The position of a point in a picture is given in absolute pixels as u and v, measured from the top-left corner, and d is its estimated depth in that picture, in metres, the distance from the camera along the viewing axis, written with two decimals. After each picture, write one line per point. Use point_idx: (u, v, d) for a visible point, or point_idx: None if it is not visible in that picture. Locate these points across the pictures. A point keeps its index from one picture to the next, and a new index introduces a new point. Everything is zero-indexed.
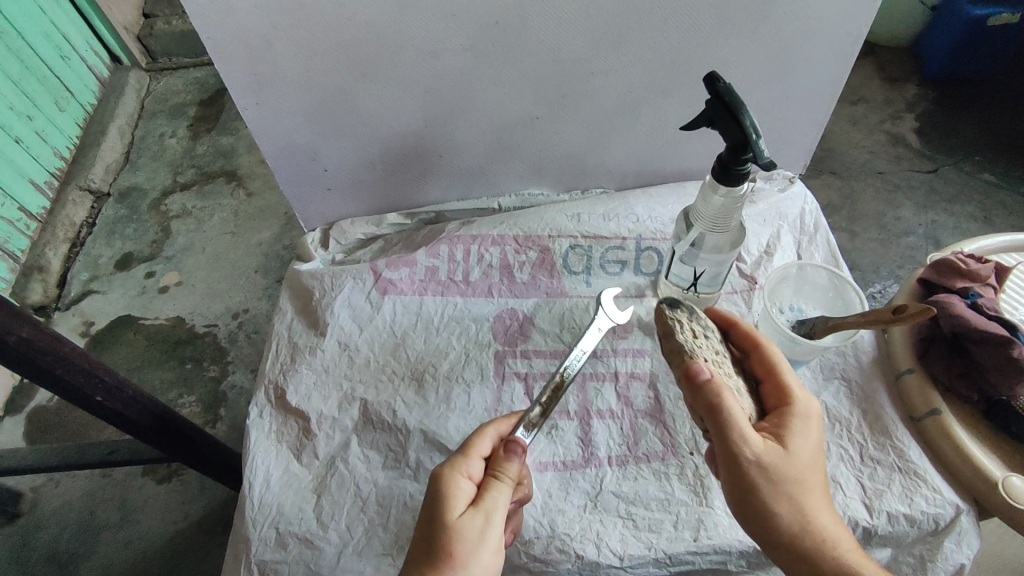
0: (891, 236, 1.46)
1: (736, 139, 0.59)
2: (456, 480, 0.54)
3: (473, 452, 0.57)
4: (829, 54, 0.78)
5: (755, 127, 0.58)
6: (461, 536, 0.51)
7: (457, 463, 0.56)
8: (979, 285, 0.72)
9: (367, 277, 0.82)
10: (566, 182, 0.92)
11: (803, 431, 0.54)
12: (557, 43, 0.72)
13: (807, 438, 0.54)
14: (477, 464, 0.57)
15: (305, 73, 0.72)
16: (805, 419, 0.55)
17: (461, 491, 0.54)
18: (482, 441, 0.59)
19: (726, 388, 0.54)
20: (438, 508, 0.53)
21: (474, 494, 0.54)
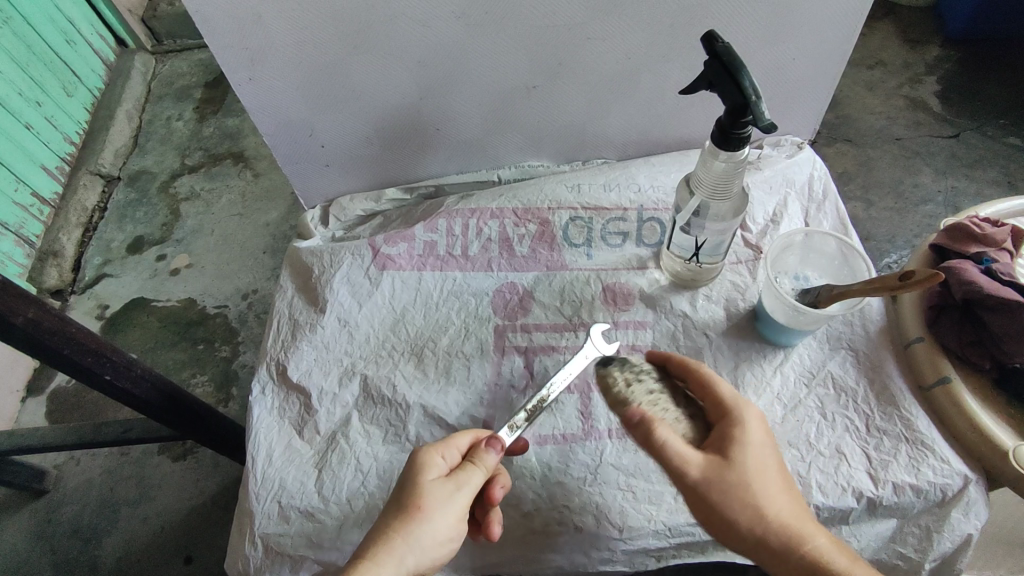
0: (909, 204, 1.41)
1: (735, 101, 0.57)
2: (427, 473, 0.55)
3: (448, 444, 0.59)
4: (838, 12, 0.75)
5: (755, 88, 0.56)
6: (428, 501, 0.53)
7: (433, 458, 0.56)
8: (993, 250, 0.70)
9: (366, 253, 0.82)
10: (566, 153, 0.91)
11: (755, 448, 0.56)
12: (550, 8, 0.70)
13: (764, 456, 0.57)
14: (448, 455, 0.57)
15: (295, 47, 0.71)
16: (756, 435, 0.57)
17: (433, 463, 0.56)
18: (464, 432, 0.60)
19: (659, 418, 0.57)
20: (410, 475, 0.55)
21: (448, 471, 0.57)
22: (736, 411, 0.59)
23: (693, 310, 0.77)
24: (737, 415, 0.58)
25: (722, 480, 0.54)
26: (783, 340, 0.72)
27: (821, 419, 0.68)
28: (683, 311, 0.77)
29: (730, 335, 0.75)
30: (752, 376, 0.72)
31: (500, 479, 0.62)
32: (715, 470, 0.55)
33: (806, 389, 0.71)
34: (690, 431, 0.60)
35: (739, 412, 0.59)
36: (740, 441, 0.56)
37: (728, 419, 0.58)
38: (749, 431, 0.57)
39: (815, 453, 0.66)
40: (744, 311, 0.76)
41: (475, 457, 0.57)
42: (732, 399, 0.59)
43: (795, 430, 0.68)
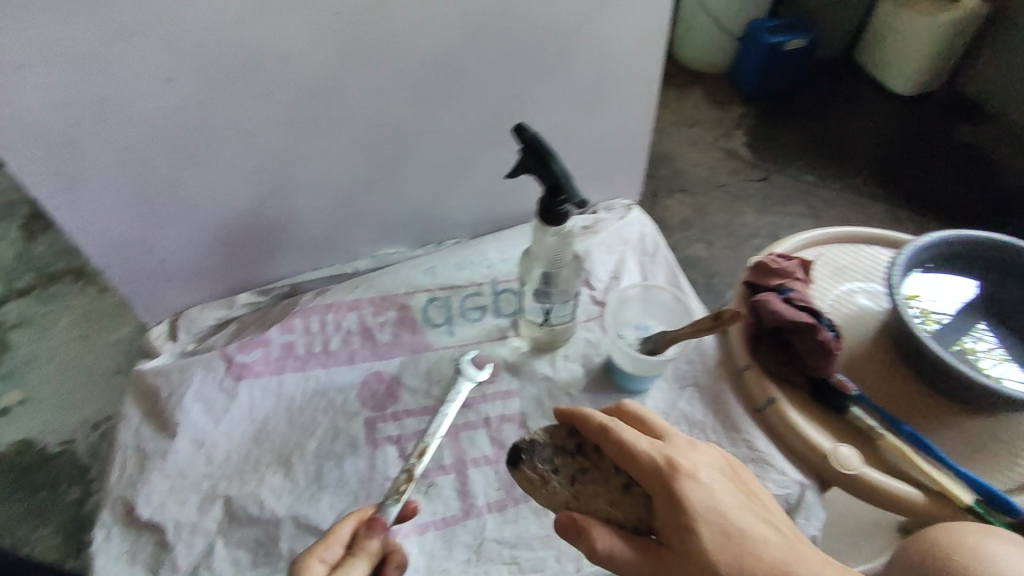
0: (740, 240, 1.60)
1: (548, 183, 0.64)
2: None
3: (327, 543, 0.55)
4: (632, 92, 0.87)
5: (563, 170, 0.63)
6: None
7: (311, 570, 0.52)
8: (791, 280, 0.81)
9: (218, 365, 0.77)
10: (419, 238, 0.94)
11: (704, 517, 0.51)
12: (376, 111, 0.75)
13: (705, 521, 0.51)
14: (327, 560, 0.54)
15: (116, 167, 0.69)
16: (702, 494, 0.52)
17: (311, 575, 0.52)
18: (344, 523, 0.56)
19: (584, 522, 0.53)
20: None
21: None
22: (676, 473, 0.52)
23: (553, 372, 0.81)
24: (676, 472, 0.53)
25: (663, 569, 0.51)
26: (634, 387, 0.79)
27: None
28: (545, 374, 0.81)
29: (590, 389, 0.80)
30: None
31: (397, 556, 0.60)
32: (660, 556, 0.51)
33: None
34: (633, 503, 0.55)
35: (681, 469, 0.53)
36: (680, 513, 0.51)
37: (664, 490, 0.52)
38: (693, 496, 0.51)
39: None
40: (599, 365, 0.82)
41: (358, 552, 0.54)
42: (669, 458, 0.53)
43: None
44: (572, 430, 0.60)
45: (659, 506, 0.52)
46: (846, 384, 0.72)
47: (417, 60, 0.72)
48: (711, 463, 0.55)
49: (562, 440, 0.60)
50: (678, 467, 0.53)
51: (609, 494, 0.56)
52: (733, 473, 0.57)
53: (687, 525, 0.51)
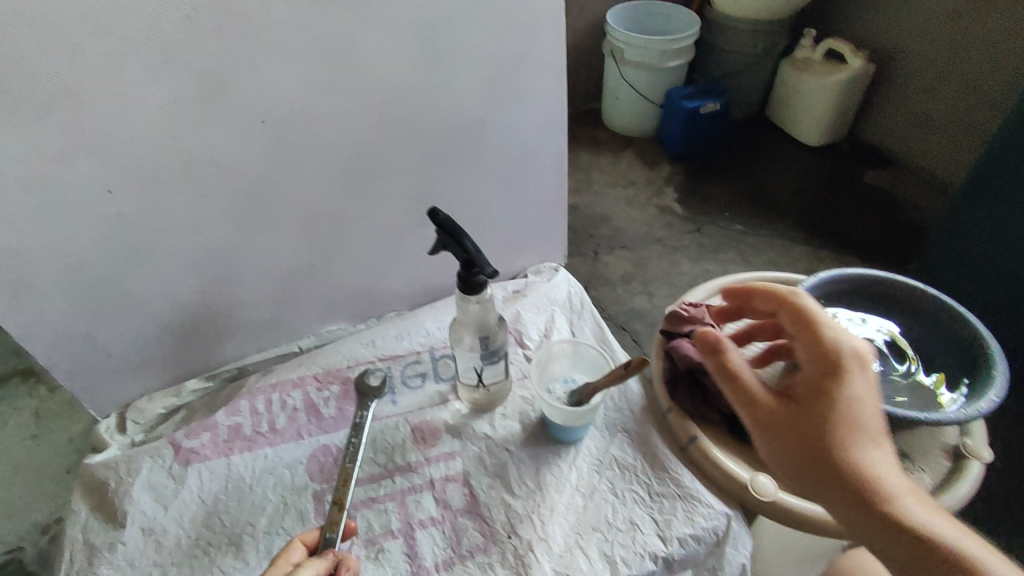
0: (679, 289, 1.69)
1: (463, 258, 0.71)
2: None
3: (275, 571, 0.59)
4: (546, 167, 0.97)
5: (474, 245, 0.71)
6: None
7: None
8: (700, 325, 0.88)
9: (167, 452, 0.81)
10: (361, 313, 1.00)
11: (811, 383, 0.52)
12: (310, 202, 0.83)
13: (860, 390, 0.51)
14: None
15: (63, 270, 0.75)
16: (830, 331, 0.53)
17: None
18: (292, 549, 0.65)
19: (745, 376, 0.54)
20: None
21: None
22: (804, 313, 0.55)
23: (493, 430, 0.86)
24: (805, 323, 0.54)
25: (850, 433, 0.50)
26: (568, 437, 0.84)
27: (614, 499, 0.79)
28: (485, 433, 0.86)
29: (528, 444, 0.85)
30: (552, 476, 0.81)
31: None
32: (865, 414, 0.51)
33: (597, 474, 0.82)
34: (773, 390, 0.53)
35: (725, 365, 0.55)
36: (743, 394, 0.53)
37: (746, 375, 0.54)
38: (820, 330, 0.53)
39: (614, 530, 0.76)
40: (535, 420, 0.87)
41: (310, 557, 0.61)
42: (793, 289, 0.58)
43: (595, 515, 0.78)
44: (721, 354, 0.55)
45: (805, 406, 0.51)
46: None
47: (342, 156, 0.80)
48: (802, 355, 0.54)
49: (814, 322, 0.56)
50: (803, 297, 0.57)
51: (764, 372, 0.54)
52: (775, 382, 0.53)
53: (752, 402, 0.53)
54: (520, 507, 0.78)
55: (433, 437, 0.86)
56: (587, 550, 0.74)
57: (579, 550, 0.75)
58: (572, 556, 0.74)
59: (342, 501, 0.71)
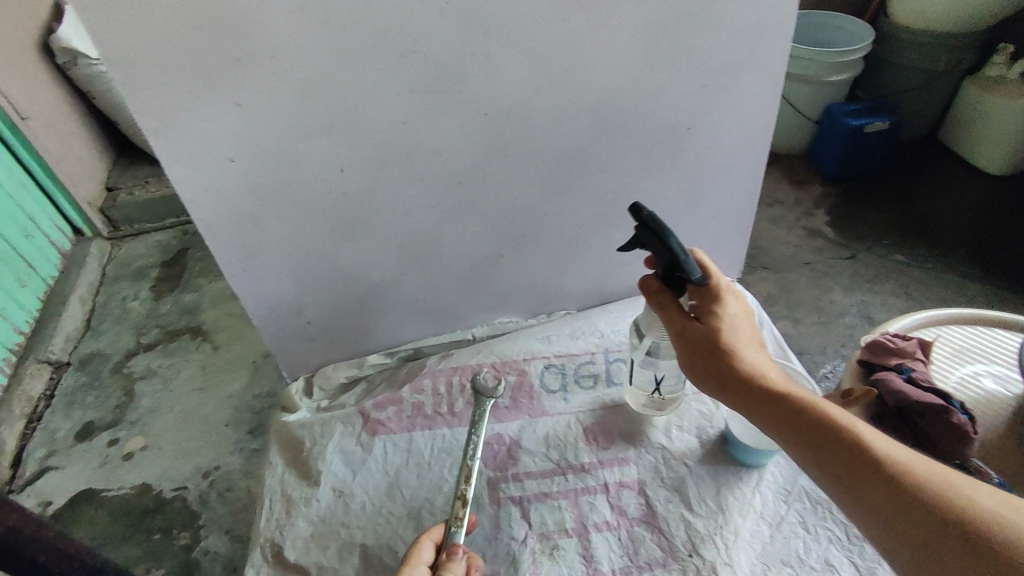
0: (830, 318, 1.45)
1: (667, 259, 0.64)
2: None
3: (417, 561, 0.67)
4: (742, 178, 0.93)
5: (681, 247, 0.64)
6: None
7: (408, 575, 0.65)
8: (909, 360, 0.82)
9: (357, 420, 0.85)
10: (532, 309, 1.01)
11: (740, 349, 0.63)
12: (510, 196, 0.84)
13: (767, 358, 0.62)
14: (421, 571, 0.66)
15: (289, 240, 0.80)
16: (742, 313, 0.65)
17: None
18: (422, 549, 0.68)
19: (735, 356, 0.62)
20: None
21: None
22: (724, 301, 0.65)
23: (669, 441, 0.84)
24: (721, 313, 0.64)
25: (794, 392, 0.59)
26: (753, 461, 0.80)
27: (806, 534, 0.76)
28: (661, 443, 0.83)
29: (708, 461, 0.82)
30: (735, 499, 0.78)
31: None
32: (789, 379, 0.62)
33: (785, 505, 0.78)
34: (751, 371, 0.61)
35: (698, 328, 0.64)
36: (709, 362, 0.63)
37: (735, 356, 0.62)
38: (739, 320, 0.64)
39: (807, 568, 0.73)
40: (715, 438, 0.84)
41: (443, 569, 0.65)
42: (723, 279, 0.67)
43: (786, 548, 0.75)
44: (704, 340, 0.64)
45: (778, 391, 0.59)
46: (984, 469, 0.72)
47: (550, 151, 0.81)
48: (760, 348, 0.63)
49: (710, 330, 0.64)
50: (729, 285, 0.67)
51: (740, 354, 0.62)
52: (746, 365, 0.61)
53: (719, 360, 0.62)
54: (702, 526, 0.76)
55: (609, 439, 0.84)
56: None
57: None
58: None
59: (465, 497, 0.73)
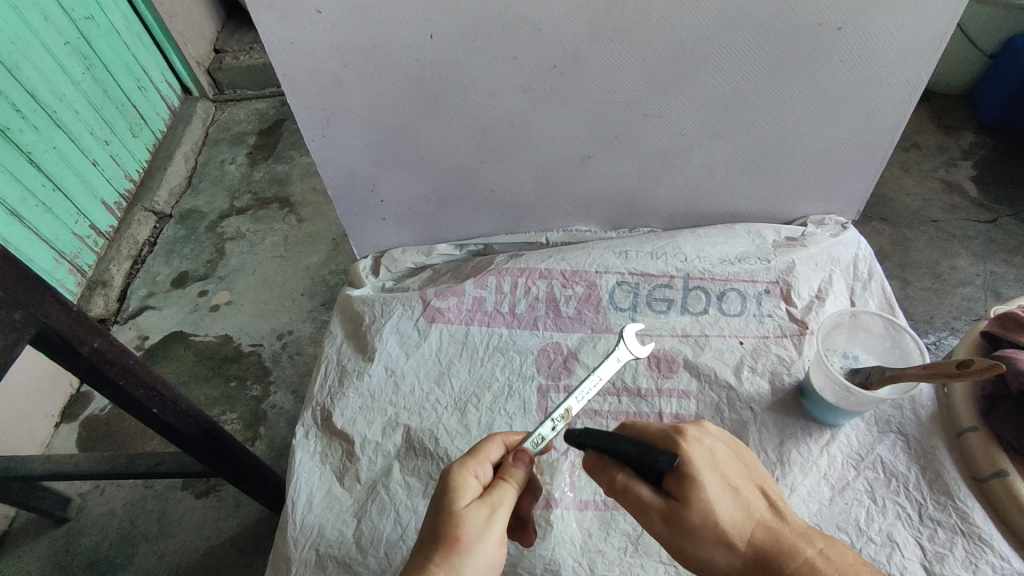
0: (946, 285, 1.25)
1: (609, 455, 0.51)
2: (464, 477, 0.53)
3: (483, 459, 0.56)
4: (887, 102, 0.78)
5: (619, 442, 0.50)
6: (465, 529, 0.49)
7: (471, 466, 0.54)
8: None
9: (416, 305, 0.85)
10: (613, 221, 0.94)
11: (725, 525, 0.49)
12: (610, 87, 0.75)
13: (701, 513, 0.48)
14: (485, 467, 0.55)
15: (370, 110, 0.76)
16: (712, 460, 0.51)
17: (467, 487, 0.52)
18: (489, 448, 0.57)
19: (670, 533, 0.49)
20: (447, 500, 0.51)
21: (480, 491, 0.53)
22: (690, 478, 0.49)
23: (738, 382, 0.78)
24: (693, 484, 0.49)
25: (788, 552, 0.49)
26: (829, 419, 0.74)
27: (871, 504, 0.70)
28: (728, 382, 0.78)
29: (776, 410, 0.76)
30: (799, 454, 0.73)
31: (529, 490, 0.61)
32: (780, 529, 0.50)
33: (854, 471, 0.73)
34: (688, 544, 0.49)
35: (671, 517, 0.49)
36: (693, 557, 0.49)
37: (670, 535, 0.49)
38: (710, 479, 0.49)
39: (866, 539, 0.68)
40: (789, 386, 0.78)
41: (503, 476, 0.54)
42: (674, 424, 0.53)
43: (844, 513, 0.70)
44: (631, 507, 0.51)
45: (714, 553, 0.49)
46: None
47: (665, 40, 0.70)
48: (692, 509, 0.48)
49: (635, 500, 0.50)
50: (684, 433, 0.52)
51: (672, 531, 0.49)
52: (676, 538, 0.49)
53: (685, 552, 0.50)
54: None
55: (672, 367, 0.80)
56: None
57: None
58: None
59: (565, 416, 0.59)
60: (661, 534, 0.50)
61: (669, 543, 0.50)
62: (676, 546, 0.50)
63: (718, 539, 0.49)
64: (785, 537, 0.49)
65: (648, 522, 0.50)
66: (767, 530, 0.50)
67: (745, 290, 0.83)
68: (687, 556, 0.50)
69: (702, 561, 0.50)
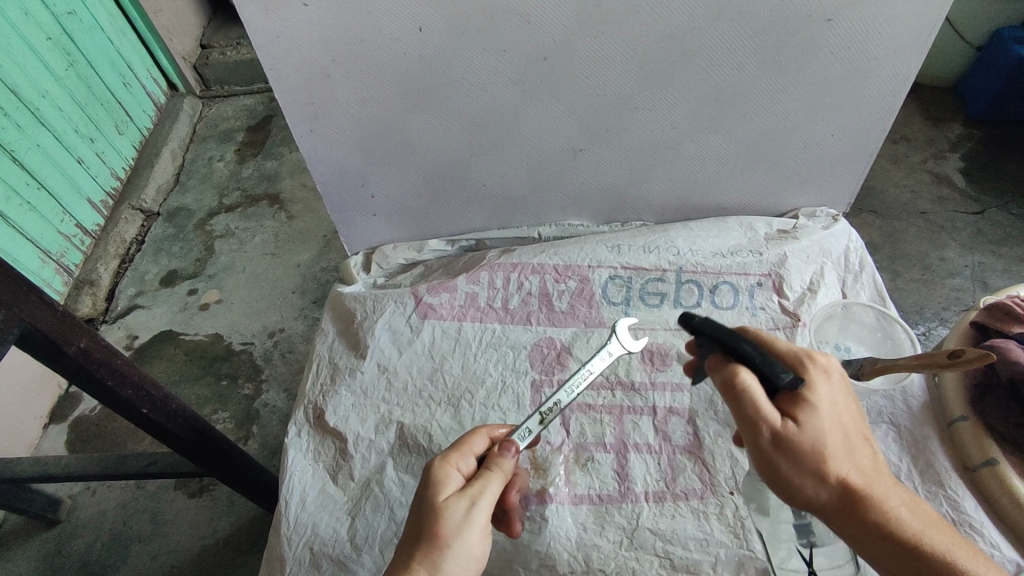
0: (936, 276, 1.26)
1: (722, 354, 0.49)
2: (446, 471, 0.53)
3: (466, 452, 0.56)
4: (877, 94, 0.79)
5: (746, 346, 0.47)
6: (446, 525, 0.49)
7: (452, 459, 0.54)
8: None
9: (408, 301, 0.84)
10: (605, 215, 0.94)
11: (833, 459, 0.47)
12: (602, 79, 0.74)
13: (815, 441, 0.46)
14: (469, 459, 0.55)
15: (359, 104, 0.76)
16: (834, 396, 0.49)
17: (448, 480, 0.52)
18: (473, 441, 0.57)
19: (776, 453, 0.47)
20: (428, 494, 0.51)
21: (463, 484, 0.53)
22: (810, 405, 0.47)
23: None
24: (810, 411, 0.47)
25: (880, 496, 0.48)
26: None
27: None
28: None
29: None
30: None
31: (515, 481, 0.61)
32: (878, 473, 0.48)
33: None
34: (789, 468, 0.47)
35: (782, 436, 0.46)
36: (786, 479, 0.47)
37: (774, 454, 0.47)
38: (828, 411, 0.47)
39: None
40: None
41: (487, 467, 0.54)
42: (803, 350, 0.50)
43: None
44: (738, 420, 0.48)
45: (812, 484, 0.47)
46: None
47: (656, 31, 0.69)
48: (807, 436, 0.46)
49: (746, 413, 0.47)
50: (812, 360, 0.49)
51: (778, 452, 0.47)
52: (780, 460, 0.47)
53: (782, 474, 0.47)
54: None
55: (665, 361, 0.80)
56: None
57: None
58: None
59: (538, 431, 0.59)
60: (763, 449, 0.47)
61: (766, 461, 0.47)
62: (773, 467, 0.47)
63: (823, 471, 0.47)
64: (881, 484, 0.48)
65: (751, 439, 0.47)
66: (867, 473, 0.48)
67: (737, 283, 0.83)
68: (782, 479, 0.47)
69: (794, 488, 0.48)
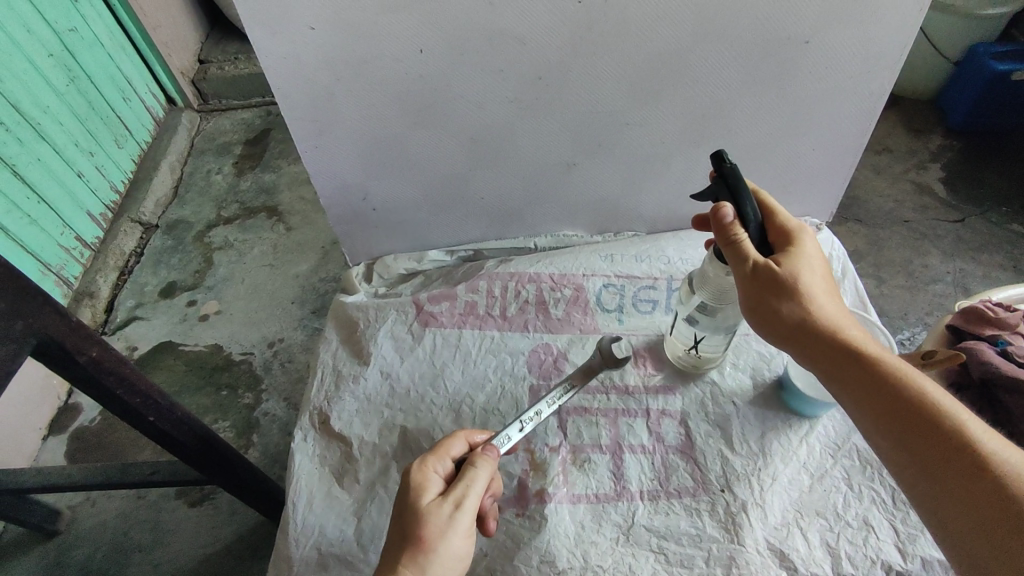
0: (918, 283, 1.31)
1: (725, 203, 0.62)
2: (425, 476, 0.57)
3: (442, 456, 0.60)
4: (854, 110, 0.83)
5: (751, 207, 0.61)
6: (428, 528, 0.52)
7: (430, 464, 0.58)
8: (1008, 333, 0.78)
9: (410, 310, 0.87)
10: (599, 225, 0.97)
11: (812, 293, 0.58)
12: (594, 97, 0.78)
13: (797, 274, 0.59)
14: (446, 463, 0.59)
15: (361, 121, 0.79)
16: (816, 251, 0.61)
17: (427, 484, 0.56)
18: (448, 445, 0.61)
19: (763, 279, 0.59)
20: (409, 500, 0.55)
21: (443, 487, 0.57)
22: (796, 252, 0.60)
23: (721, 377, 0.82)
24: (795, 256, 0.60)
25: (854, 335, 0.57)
26: (807, 411, 0.78)
27: (847, 490, 0.74)
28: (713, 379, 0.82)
29: (758, 404, 0.80)
30: (780, 445, 0.77)
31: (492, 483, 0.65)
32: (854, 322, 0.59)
33: (831, 459, 0.76)
34: (773, 293, 0.59)
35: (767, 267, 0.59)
36: (770, 306, 0.59)
37: (762, 283, 0.59)
38: (812, 262, 0.60)
39: (843, 524, 0.72)
40: (769, 381, 0.82)
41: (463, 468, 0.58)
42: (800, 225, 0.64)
43: (823, 500, 0.73)
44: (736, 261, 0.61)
45: (794, 309, 0.58)
46: None
47: (644, 53, 0.73)
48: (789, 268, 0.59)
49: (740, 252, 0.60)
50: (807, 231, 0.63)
51: (765, 279, 0.59)
52: (767, 287, 0.59)
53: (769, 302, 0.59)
54: (740, 466, 0.75)
55: (658, 365, 0.84)
56: (808, 533, 0.71)
57: (798, 530, 0.71)
58: (790, 534, 0.71)
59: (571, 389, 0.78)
60: (754, 278, 0.60)
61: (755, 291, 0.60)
62: (760, 295, 0.60)
63: (801, 300, 0.58)
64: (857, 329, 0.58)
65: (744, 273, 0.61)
66: (843, 318, 0.58)
67: None
68: (767, 307, 0.59)
69: (778, 313, 0.59)
